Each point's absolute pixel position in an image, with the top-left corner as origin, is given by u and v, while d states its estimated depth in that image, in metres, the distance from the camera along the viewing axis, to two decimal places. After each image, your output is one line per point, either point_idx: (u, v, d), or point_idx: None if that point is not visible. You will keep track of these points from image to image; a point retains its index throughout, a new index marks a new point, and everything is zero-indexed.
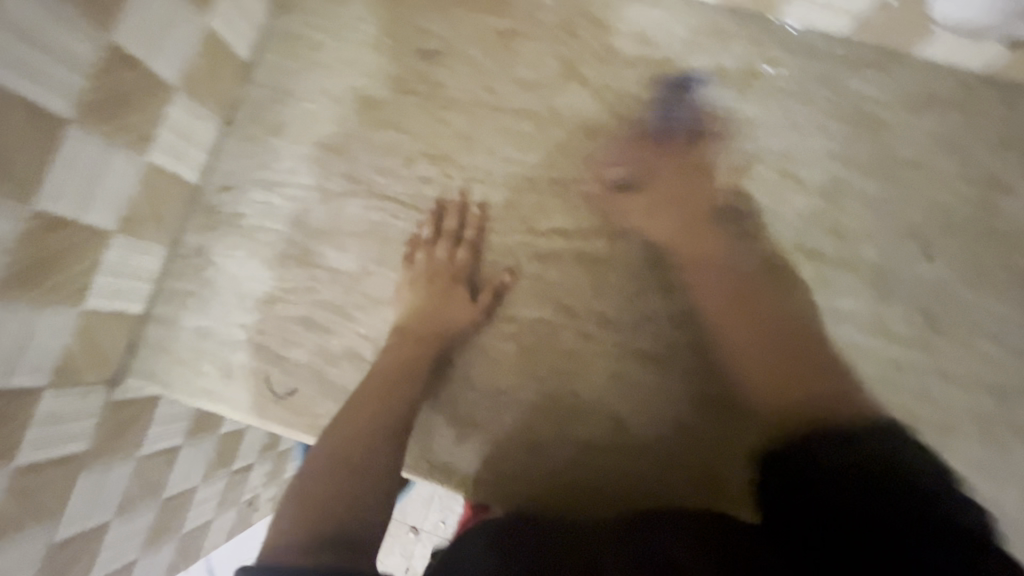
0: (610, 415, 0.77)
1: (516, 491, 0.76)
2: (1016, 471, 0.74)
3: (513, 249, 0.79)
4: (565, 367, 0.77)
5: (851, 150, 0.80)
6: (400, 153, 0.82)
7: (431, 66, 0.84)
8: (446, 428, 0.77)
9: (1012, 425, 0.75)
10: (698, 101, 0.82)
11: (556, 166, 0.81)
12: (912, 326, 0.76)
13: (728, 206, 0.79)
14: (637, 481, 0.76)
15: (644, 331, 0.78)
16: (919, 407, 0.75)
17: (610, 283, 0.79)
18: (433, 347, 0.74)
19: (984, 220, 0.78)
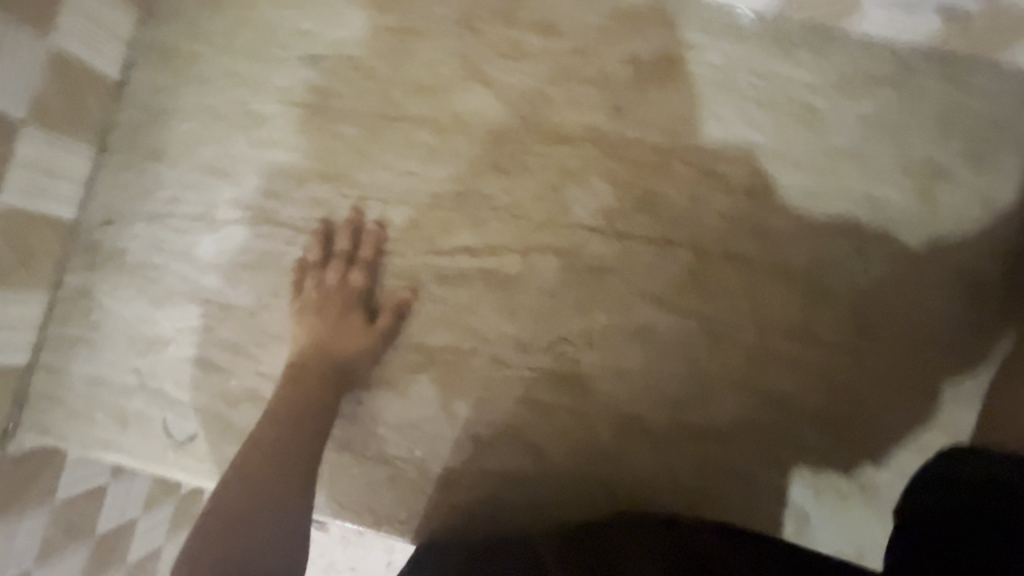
0: (529, 442, 0.73)
1: (433, 525, 0.73)
2: None
3: (416, 271, 0.73)
4: (479, 395, 0.73)
5: (778, 143, 0.74)
6: (291, 173, 0.75)
7: (319, 74, 0.77)
8: (358, 468, 0.72)
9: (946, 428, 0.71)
10: (612, 96, 0.75)
11: (461, 177, 0.75)
12: (840, 330, 0.73)
13: (644, 211, 0.74)
14: (560, 508, 0.73)
15: (563, 351, 0.73)
16: (845, 413, 0.72)
17: (525, 302, 0.73)
18: (326, 377, 0.68)
19: (920, 212, 0.73)
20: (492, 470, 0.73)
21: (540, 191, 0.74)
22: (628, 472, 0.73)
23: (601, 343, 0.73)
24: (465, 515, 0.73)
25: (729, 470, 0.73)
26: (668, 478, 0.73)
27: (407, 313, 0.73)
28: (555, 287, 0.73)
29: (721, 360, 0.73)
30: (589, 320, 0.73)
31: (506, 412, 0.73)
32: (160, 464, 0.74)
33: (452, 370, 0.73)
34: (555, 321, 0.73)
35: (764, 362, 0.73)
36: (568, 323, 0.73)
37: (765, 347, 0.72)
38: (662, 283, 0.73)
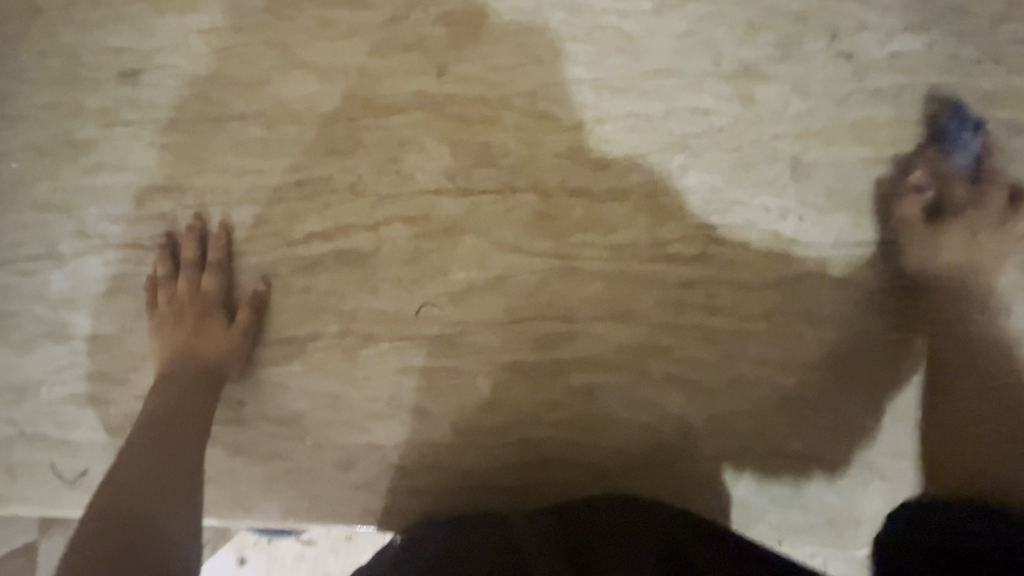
0: (414, 411, 0.74)
1: (335, 510, 0.73)
2: (818, 359, 0.74)
3: (271, 267, 0.74)
4: (356, 374, 0.73)
5: (600, 73, 0.75)
6: (128, 195, 0.75)
7: (136, 89, 0.75)
8: (252, 468, 0.73)
9: (807, 316, 0.74)
10: (432, 56, 0.75)
11: (297, 166, 0.74)
12: (691, 242, 0.74)
13: (483, 166, 0.74)
14: (453, 466, 0.74)
15: (428, 317, 0.74)
16: (712, 320, 0.74)
17: (383, 277, 0.74)
18: (194, 379, 0.69)
19: (744, 115, 0.75)
20: (382, 446, 0.73)
21: (379, 164, 0.74)
22: (515, 418, 0.74)
23: (464, 303, 0.74)
24: (366, 494, 0.74)
25: (610, 396, 0.74)
26: (553, 417, 0.74)
27: (267, 308, 0.74)
28: (409, 256, 0.74)
29: (580, 292, 0.74)
30: (449, 282, 0.74)
31: (385, 386, 0.73)
32: (63, 511, 0.74)
33: (325, 356, 0.73)
34: (416, 290, 0.74)
35: (620, 284, 0.74)
36: (430, 289, 0.74)
37: (620, 272, 0.74)
38: (510, 231, 0.74)
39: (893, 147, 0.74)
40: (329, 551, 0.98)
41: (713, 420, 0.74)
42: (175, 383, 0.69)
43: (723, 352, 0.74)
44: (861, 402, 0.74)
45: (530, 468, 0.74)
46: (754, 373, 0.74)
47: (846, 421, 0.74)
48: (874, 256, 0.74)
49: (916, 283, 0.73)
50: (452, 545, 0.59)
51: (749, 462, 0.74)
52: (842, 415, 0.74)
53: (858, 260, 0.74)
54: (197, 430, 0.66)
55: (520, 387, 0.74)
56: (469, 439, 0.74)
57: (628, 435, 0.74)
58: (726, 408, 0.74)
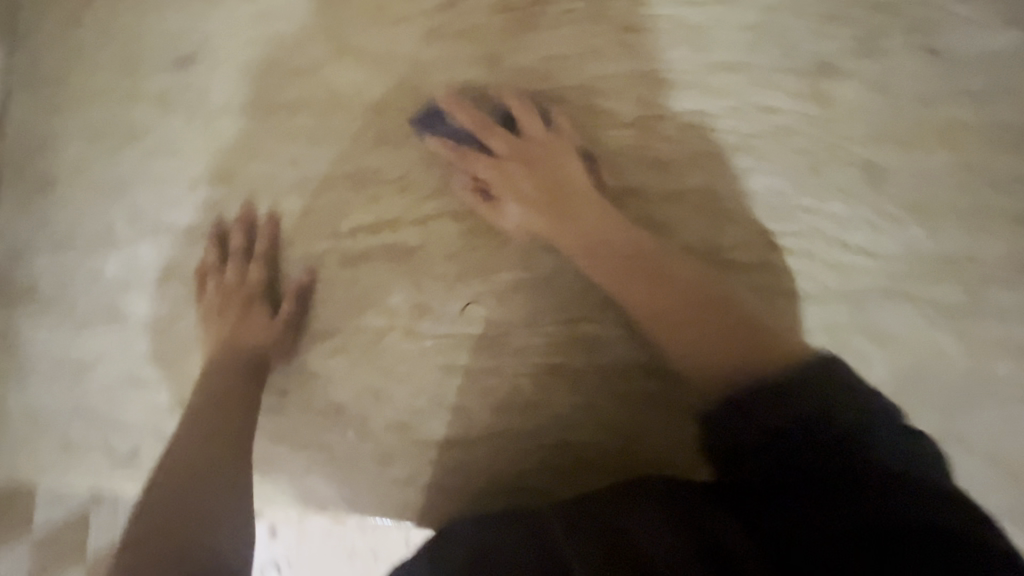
0: (454, 410, 0.73)
1: (374, 503, 0.74)
2: (881, 378, 0.69)
3: (317, 258, 0.73)
4: (397, 369, 0.73)
5: (661, 67, 0.71)
6: (181, 181, 0.75)
7: (190, 75, 0.75)
8: (294, 457, 0.74)
9: (871, 333, 0.69)
10: (485, 46, 0.72)
11: (345, 157, 0.73)
12: (749, 249, 0.70)
13: (534, 162, 0.72)
14: (492, 467, 0.73)
15: (472, 315, 0.72)
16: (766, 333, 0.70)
17: (428, 272, 0.72)
18: (239, 369, 0.70)
19: (816, 114, 0.70)
20: (421, 443, 0.73)
21: (428, 157, 0.73)
22: (555, 423, 0.73)
23: (509, 303, 0.72)
24: (404, 488, 0.74)
25: (654, 405, 0.72)
26: (596, 424, 0.72)
27: (311, 300, 0.73)
28: (455, 252, 0.72)
29: (628, 297, 0.71)
30: (494, 281, 0.72)
31: (426, 383, 0.73)
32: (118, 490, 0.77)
33: (367, 350, 0.73)
34: (460, 287, 0.72)
35: None
36: (474, 287, 0.72)
37: None
38: (559, 231, 0.72)
39: (980, 153, 0.68)
40: (347, 529, 0.77)
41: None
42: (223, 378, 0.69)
43: None
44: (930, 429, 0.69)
45: (570, 474, 0.73)
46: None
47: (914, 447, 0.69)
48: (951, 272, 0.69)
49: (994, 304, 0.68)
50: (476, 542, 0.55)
51: None
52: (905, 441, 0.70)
53: (931, 275, 0.69)
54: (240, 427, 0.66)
55: (563, 395, 0.72)
56: (509, 442, 0.73)
57: (675, 448, 0.72)
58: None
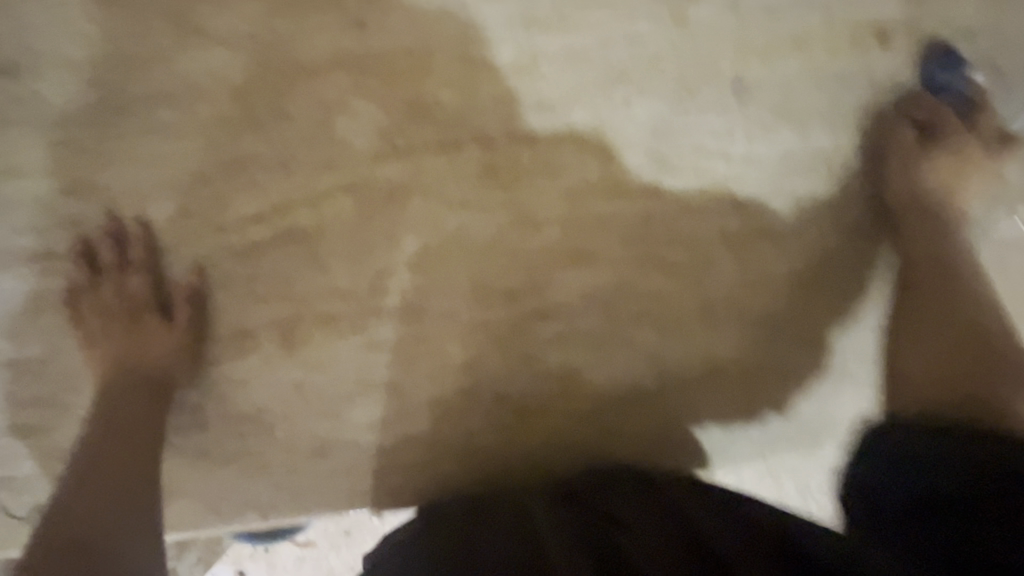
0: (386, 386, 0.70)
1: (318, 496, 0.70)
2: (777, 274, 0.74)
3: (206, 257, 0.68)
4: (317, 357, 0.70)
5: (528, 9, 0.71)
6: (30, 200, 0.67)
7: (19, 81, 0.67)
8: (222, 471, 0.69)
9: (762, 233, 0.74)
10: (347, 9, 0.69)
11: (217, 145, 0.68)
12: (642, 174, 0.72)
13: (419, 120, 0.70)
14: (435, 435, 0.71)
15: (384, 287, 0.70)
16: (672, 250, 0.73)
17: (329, 251, 0.69)
18: (139, 387, 0.66)
19: (681, 37, 0.72)
20: (356, 427, 0.70)
21: (307, 132, 0.69)
22: (491, 381, 0.71)
23: (420, 267, 0.70)
24: (347, 477, 0.71)
25: (585, 343, 0.72)
26: (530, 372, 0.72)
27: (209, 301, 0.69)
28: (354, 226, 0.70)
29: (536, 241, 0.71)
30: (401, 248, 0.70)
31: (351, 364, 0.70)
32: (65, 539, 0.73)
33: (282, 344, 0.69)
34: (368, 261, 0.70)
35: (577, 228, 0.72)
36: (381, 258, 0.70)
37: (577, 213, 0.72)
38: (458, 186, 0.71)
39: (829, 54, 0.74)
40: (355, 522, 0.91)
41: (687, 348, 0.74)
42: (118, 387, 0.66)
43: (686, 280, 0.73)
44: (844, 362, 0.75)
45: (510, 425, 0.72)
46: (725, 323, 0.74)
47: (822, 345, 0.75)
48: (860, 272, 0.75)
49: (892, 247, 0.75)
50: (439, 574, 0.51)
51: (729, 377, 0.74)
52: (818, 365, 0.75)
53: (814, 188, 0.74)
54: (151, 416, 0.65)
55: (488, 349, 0.71)
56: (444, 406, 0.71)
57: (611, 380, 0.73)
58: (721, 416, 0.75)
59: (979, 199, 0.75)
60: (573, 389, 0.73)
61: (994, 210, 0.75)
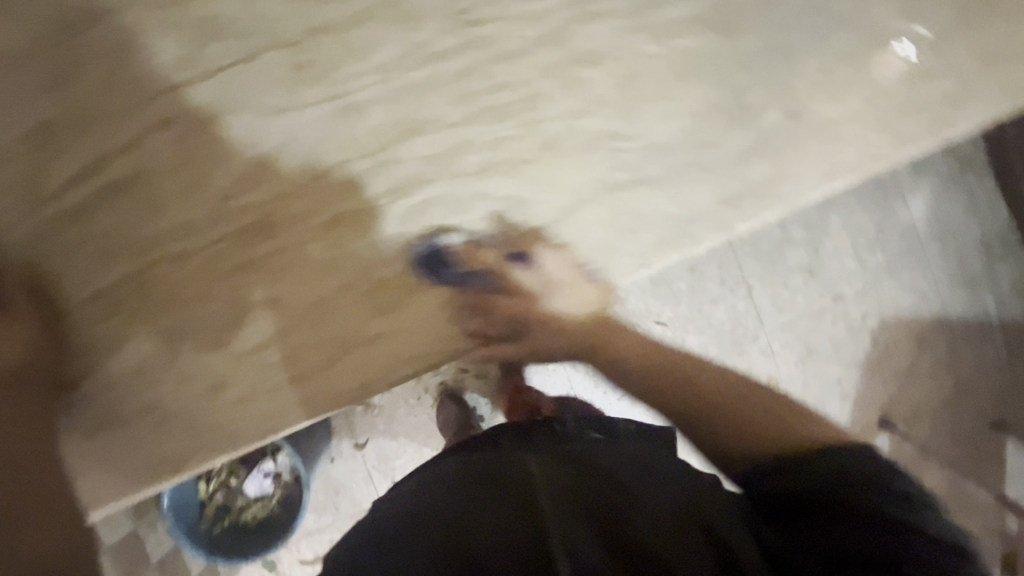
0: (262, 304, 0.71)
1: (230, 429, 0.71)
2: (604, 94, 0.76)
3: (36, 231, 0.66)
4: (187, 296, 0.70)
5: None
6: None
7: None
8: (123, 436, 0.68)
9: (578, 58, 0.75)
10: None
11: (11, 118, 0.66)
12: (448, 34, 0.73)
13: (212, 39, 0.69)
14: (329, 335, 0.73)
15: (232, 211, 0.70)
16: (499, 98, 0.74)
17: (166, 191, 0.69)
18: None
19: None
20: (248, 351, 0.71)
21: (101, 81, 0.68)
22: (363, 270, 0.73)
23: (260, 182, 0.71)
24: (253, 403, 0.71)
25: (443, 208, 0.74)
26: (399, 250, 0.74)
27: (53, 273, 0.67)
28: (182, 160, 0.70)
29: (365, 125, 0.72)
30: (236, 169, 0.71)
31: (223, 293, 0.71)
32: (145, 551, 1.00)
33: (149, 297, 0.69)
34: (207, 190, 0.70)
35: (400, 102, 0.73)
36: (219, 183, 0.70)
37: (395, 88, 0.72)
38: (272, 94, 0.71)
39: None
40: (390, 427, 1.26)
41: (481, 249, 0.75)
42: None
43: (521, 123, 0.75)
44: (693, 173, 0.79)
45: (394, 305, 0.74)
46: (573, 150, 0.76)
47: (668, 147, 0.78)
48: (684, 71, 0.78)
49: (703, 39, 0.78)
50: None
51: (591, 200, 0.77)
52: (675, 168, 0.78)
53: (618, 2, 0.76)
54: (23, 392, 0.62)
55: (352, 241, 0.73)
56: (326, 307, 0.73)
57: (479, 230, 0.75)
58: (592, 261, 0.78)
59: None
60: (445, 250, 0.75)
61: None
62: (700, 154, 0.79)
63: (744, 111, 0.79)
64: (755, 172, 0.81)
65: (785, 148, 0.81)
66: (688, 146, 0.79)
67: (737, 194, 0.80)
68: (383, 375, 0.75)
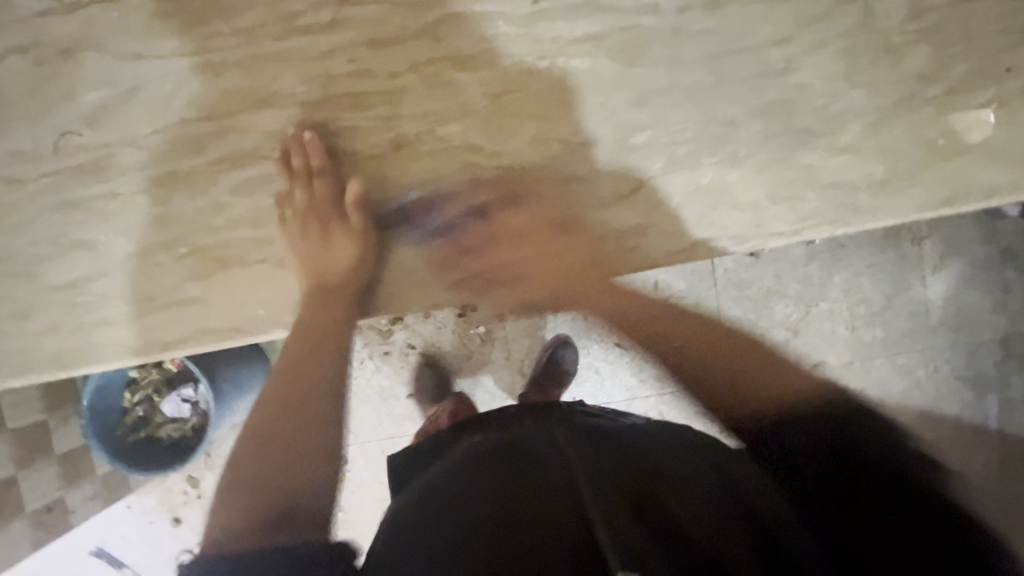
0: (78, 244, 0.70)
1: (25, 358, 0.71)
2: (474, 102, 0.71)
3: None
4: (9, 220, 0.70)
5: None
6: None
7: None
8: None
9: (452, 60, 0.71)
10: None
11: None
12: (318, 9, 0.70)
13: None
14: (136, 292, 0.71)
15: (68, 145, 0.69)
16: (358, 85, 0.70)
17: (9, 113, 0.69)
18: None
19: None
20: (55, 287, 0.70)
21: None
22: (184, 231, 0.70)
23: (101, 122, 0.69)
24: (51, 339, 0.70)
25: (277, 187, 0.71)
26: (225, 220, 0.71)
27: None
28: (30, 85, 0.69)
29: (216, 86, 0.70)
30: (79, 104, 0.69)
31: (42, 227, 0.70)
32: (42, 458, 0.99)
33: None
34: (48, 121, 0.69)
35: (256, 70, 0.70)
36: (61, 115, 0.69)
37: (254, 54, 0.70)
38: (128, 36, 0.69)
39: None
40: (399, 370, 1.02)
41: (663, 141, 0.72)
42: None
43: (378, 116, 0.71)
44: (551, 208, 0.72)
45: (209, 275, 0.71)
46: (425, 154, 0.71)
47: (535, 174, 0.72)
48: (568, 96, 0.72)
49: (595, 64, 0.71)
50: (449, 529, 0.56)
51: (437, 208, 0.72)
52: (538, 194, 0.72)
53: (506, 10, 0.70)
54: None
55: (179, 200, 0.70)
56: (141, 261, 0.70)
57: (310, 217, 0.70)
58: (429, 275, 0.73)
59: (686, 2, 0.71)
60: (273, 232, 0.71)
61: (703, 14, 0.71)
62: (563, 191, 0.72)
63: (626, 148, 0.72)
64: (630, 217, 0.73)
65: (672, 198, 0.73)
66: (557, 174, 0.72)
67: (605, 237, 0.73)
68: (180, 345, 0.71)
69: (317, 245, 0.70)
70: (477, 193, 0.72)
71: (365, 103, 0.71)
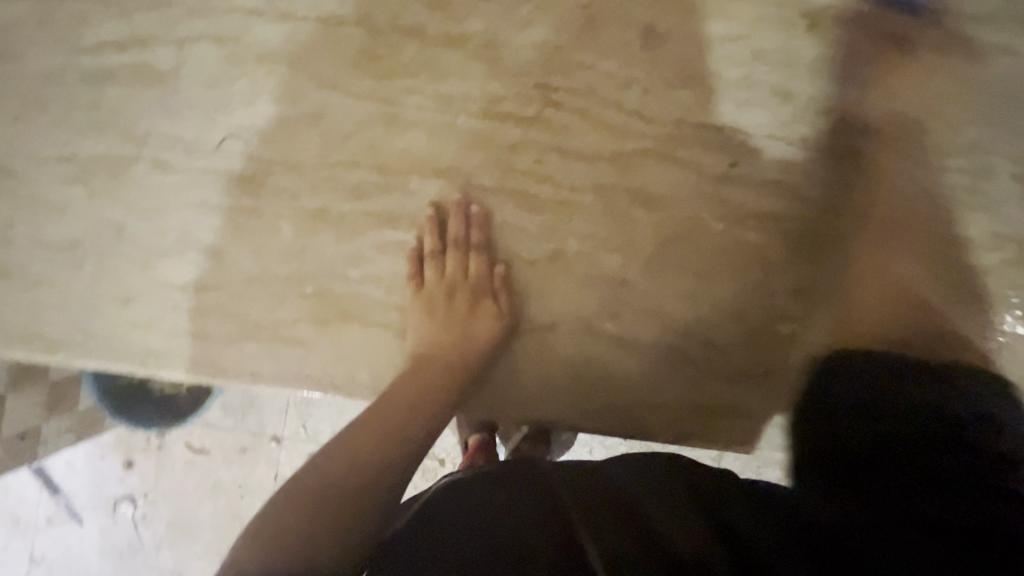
0: (208, 250, 0.67)
1: (111, 343, 0.66)
2: (638, 239, 0.70)
3: (55, 71, 0.66)
4: (142, 203, 0.66)
5: None
6: None
7: None
8: (22, 290, 0.66)
9: (633, 191, 0.70)
10: None
11: None
12: (525, 102, 0.68)
13: None
14: (246, 314, 0.67)
15: (232, 150, 0.67)
16: (537, 187, 0.69)
17: (182, 97, 0.66)
18: None
19: None
20: (168, 282, 0.67)
21: None
22: (318, 270, 0.67)
23: (273, 139, 0.67)
24: (144, 333, 0.67)
25: (427, 252, 0.68)
26: (359, 273, 0.68)
27: (47, 117, 0.66)
28: (216, 78, 0.66)
29: (398, 142, 0.68)
30: (257, 113, 0.66)
31: (176, 218, 0.66)
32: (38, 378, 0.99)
33: (114, 184, 0.66)
34: (220, 119, 0.66)
35: (443, 138, 0.68)
36: (236, 118, 0.66)
37: (447, 123, 0.68)
38: (330, 65, 0.67)
39: (749, 28, 0.70)
40: None
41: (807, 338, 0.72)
42: None
43: (546, 221, 0.69)
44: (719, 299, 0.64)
45: (326, 321, 0.68)
46: (580, 268, 0.70)
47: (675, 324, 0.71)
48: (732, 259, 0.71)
49: (767, 241, 0.71)
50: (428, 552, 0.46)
51: (578, 323, 0.70)
52: (673, 343, 0.71)
53: (700, 165, 0.70)
54: None
55: (323, 239, 0.67)
56: (263, 285, 0.67)
57: (450, 284, 0.67)
58: (546, 386, 0.71)
59: (868, 215, 0.72)
60: (411, 286, 0.67)
61: (881, 230, 0.72)
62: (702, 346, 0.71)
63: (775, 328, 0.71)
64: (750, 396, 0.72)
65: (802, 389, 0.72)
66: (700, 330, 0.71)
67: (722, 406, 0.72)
68: (271, 382, 0.68)
69: (450, 312, 0.67)
70: (616, 322, 0.71)
71: (539, 203, 0.69)
